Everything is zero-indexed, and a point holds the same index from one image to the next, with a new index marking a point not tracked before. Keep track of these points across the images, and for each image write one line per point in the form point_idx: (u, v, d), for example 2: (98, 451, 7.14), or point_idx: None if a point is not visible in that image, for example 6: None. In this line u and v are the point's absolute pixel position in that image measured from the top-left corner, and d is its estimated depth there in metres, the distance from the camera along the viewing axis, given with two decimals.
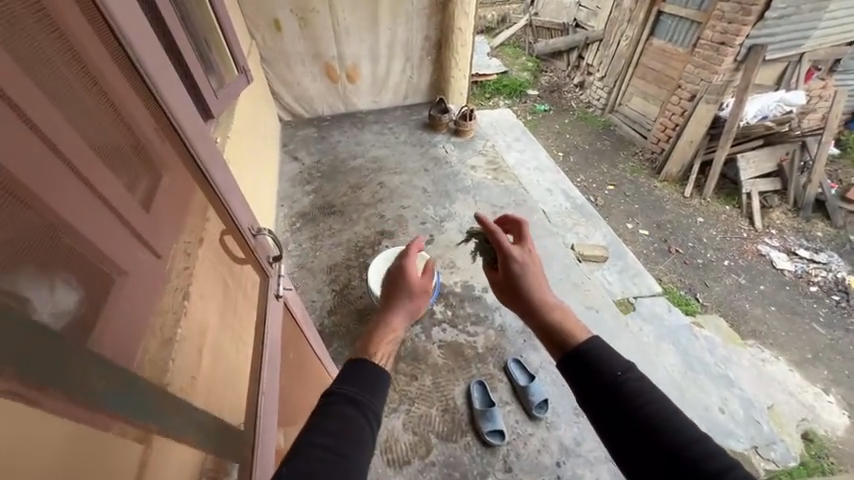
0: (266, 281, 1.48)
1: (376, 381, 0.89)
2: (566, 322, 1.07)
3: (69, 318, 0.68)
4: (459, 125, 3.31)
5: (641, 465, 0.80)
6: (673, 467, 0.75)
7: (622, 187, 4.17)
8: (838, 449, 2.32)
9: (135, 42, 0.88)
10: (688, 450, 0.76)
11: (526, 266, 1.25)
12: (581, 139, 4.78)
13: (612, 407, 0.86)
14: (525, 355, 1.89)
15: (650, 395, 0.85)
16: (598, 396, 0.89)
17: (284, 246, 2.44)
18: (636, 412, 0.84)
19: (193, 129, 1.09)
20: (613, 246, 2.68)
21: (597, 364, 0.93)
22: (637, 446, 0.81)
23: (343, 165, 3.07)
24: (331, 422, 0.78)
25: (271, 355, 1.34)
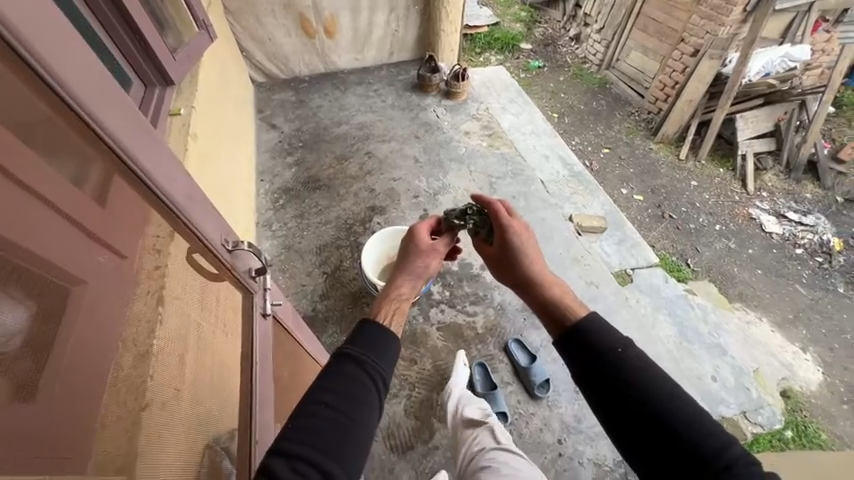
0: (251, 300, 1.30)
1: (382, 343, 1.01)
2: (562, 297, 1.07)
3: (21, 336, 0.61)
4: (451, 86, 3.05)
5: (639, 441, 0.84)
6: (665, 440, 0.81)
7: (618, 150, 4.03)
8: (812, 403, 2.47)
9: (38, 27, 0.61)
10: (686, 428, 0.80)
11: (524, 238, 1.21)
12: (577, 98, 4.53)
13: (604, 381, 0.89)
14: (525, 334, 1.87)
15: (648, 372, 0.87)
16: (590, 370, 0.92)
17: (267, 226, 2.28)
18: (627, 387, 0.87)
19: (134, 136, 0.84)
20: (611, 216, 2.60)
21: (589, 341, 0.94)
22: (626, 415, 0.86)
23: (326, 133, 2.83)
24: (335, 385, 0.92)
25: (262, 372, 1.26)
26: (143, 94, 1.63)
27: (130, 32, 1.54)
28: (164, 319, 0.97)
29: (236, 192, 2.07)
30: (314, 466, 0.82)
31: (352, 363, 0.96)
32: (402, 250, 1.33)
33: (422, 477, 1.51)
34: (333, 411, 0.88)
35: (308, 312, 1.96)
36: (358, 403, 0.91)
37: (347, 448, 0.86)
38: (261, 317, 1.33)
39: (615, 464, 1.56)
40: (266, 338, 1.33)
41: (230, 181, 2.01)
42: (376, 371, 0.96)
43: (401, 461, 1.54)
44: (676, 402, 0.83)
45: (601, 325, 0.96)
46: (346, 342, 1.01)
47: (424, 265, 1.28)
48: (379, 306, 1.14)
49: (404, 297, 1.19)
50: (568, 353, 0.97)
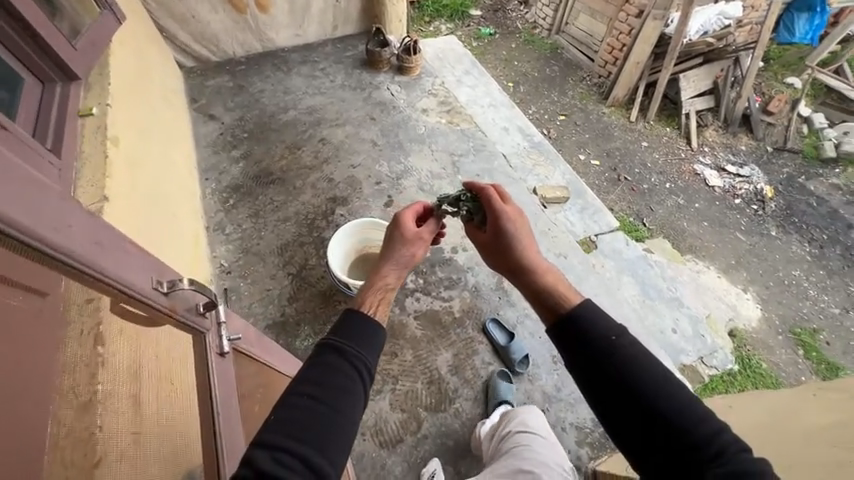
0: (204, 339, 1.17)
1: (366, 333, 1.04)
2: (557, 288, 1.06)
3: None
4: (403, 61, 2.89)
5: (626, 423, 0.87)
6: (647, 419, 0.85)
7: (573, 116, 4.08)
8: (753, 338, 2.76)
9: None
10: (678, 414, 0.84)
11: (519, 227, 1.21)
12: (531, 65, 4.48)
13: (594, 366, 0.92)
14: (501, 312, 1.89)
15: (639, 360, 0.90)
16: (578, 353, 0.95)
17: (219, 230, 2.09)
18: (614, 371, 0.90)
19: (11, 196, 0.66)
20: (573, 185, 2.64)
21: (584, 330, 0.95)
22: (616, 399, 0.88)
23: (273, 120, 2.60)
24: (318, 377, 0.96)
25: (225, 409, 1.15)
26: (41, 92, 1.37)
27: (11, 21, 1.27)
28: (107, 360, 0.91)
29: (175, 212, 1.76)
30: (296, 456, 0.86)
31: (336, 354, 1.00)
32: (388, 237, 1.31)
33: (415, 467, 1.53)
34: (314, 400, 0.92)
35: (278, 318, 1.85)
36: (341, 394, 0.94)
37: (332, 442, 0.90)
38: (219, 356, 1.21)
39: (594, 425, 1.66)
40: (227, 374, 1.22)
41: (166, 203, 1.69)
42: (359, 361, 1.00)
43: (392, 456, 1.54)
44: (667, 390, 0.86)
45: (595, 313, 0.97)
46: (329, 332, 1.04)
47: (410, 253, 1.28)
48: (365, 294, 1.16)
49: (390, 287, 1.19)
50: (557, 339, 0.99)
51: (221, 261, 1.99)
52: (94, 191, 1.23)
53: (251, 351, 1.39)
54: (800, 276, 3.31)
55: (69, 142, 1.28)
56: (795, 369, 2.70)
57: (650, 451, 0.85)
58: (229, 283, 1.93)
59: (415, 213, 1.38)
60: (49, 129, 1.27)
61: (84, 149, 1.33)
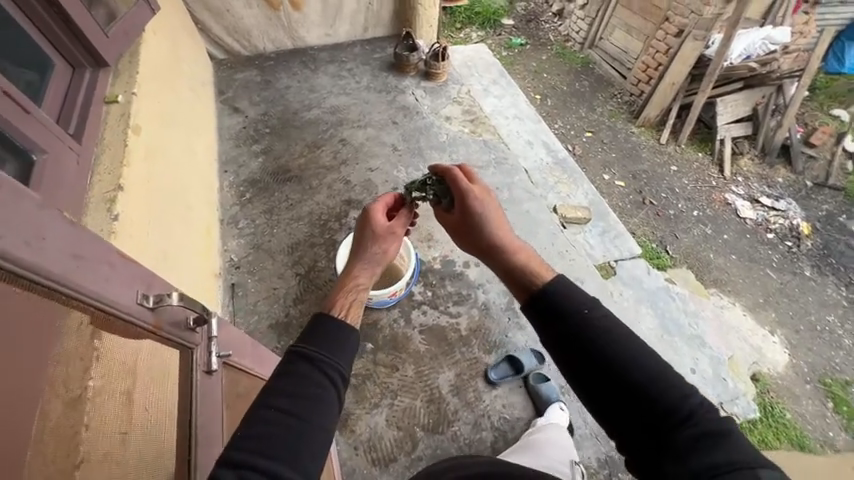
0: (191, 355, 1.13)
1: (336, 340, 1.04)
2: (528, 267, 1.11)
3: None
4: (430, 66, 2.86)
5: (603, 397, 0.89)
6: (623, 391, 0.86)
7: (600, 134, 3.96)
8: (777, 384, 2.57)
9: None
10: (651, 383, 0.85)
11: (487, 209, 1.27)
12: (561, 78, 4.38)
13: (569, 343, 0.94)
14: (510, 334, 1.82)
15: (609, 331, 0.92)
16: (553, 330, 0.97)
17: (232, 223, 2.08)
18: (587, 344, 0.92)
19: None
20: (595, 206, 2.55)
21: (557, 306, 0.98)
22: (592, 374, 0.90)
23: (296, 117, 2.60)
24: (286, 387, 0.96)
25: (204, 425, 1.10)
26: (71, 77, 1.39)
27: (44, 4, 1.29)
28: (102, 353, 0.86)
29: (189, 205, 1.73)
30: (264, 472, 0.84)
31: (306, 363, 0.99)
32: (359, 234, 1.38)
33: None
34: (284, 413, 0.92)
35: (282, 318, 1.81)
36: (314, 402, 0.95)
37: (303, 455, 0.89)
38: (204, 374, 1.16)
39: (600, 466, 1.56)
40: (211, 392, 1.16)
41: (181, 197, 1.66)
42: (331, 369, 1.00)
43: (383, 476, 1.48)
44: (640, 361, 0.88)
45: (566, 288, 1.00)
46: (298, 340, 1.05)
47: (382, 250, 1.36)
48: (336, 296, 1.19)
49: (362, 286, 1.26)
50: (530, 313, 1.03)
51: (231, 255, 1.97)
52: (108, 179, 1.22)
53: (241, 364, 1.37)
54: (834, 322, 3.10)
55: (91, 129, 1.29)
56: (822, 423, 2.51)
57: (628, 422, 0.87)
58: (237, 278, 1.90)
59: (387, 206, 1.45)
60: (72, 115, 1.28)
61: (104, 136, 1.32)
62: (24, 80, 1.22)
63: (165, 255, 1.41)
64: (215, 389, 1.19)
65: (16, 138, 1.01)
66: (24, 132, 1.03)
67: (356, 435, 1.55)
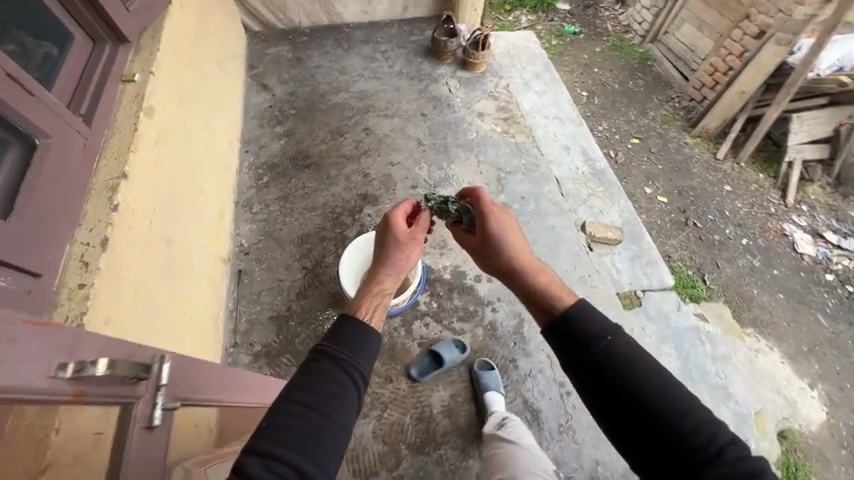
0: (130, 411, 0.85)
1: (358, 342, 1.07)
2: (553, 289, 1.15)
3: None
4: (468, 55, 2.66)
5: (630, 429, 0.93)
6: (648, 426, 0.91)
7: (649, 141, 3.62)
8: (806, 444, 2.31)
9: None
10: (678, 419, 0.90)
11: (508, 228, 1.29)
12: (613, 74, 3.98)
13: (593, 374, 0.99)
14: (516, 361, 1.74)
15: (633, 362, 0.96)
16: (579, 359, 1.01)
17: (247, 207, 2.06)
18: (612, 374, 0.96)
19: None
20: (629, 226, 2.36)
21: (580, 335, 1.02)
22: (618, 405, 0.94)
23: (322, 100, 2.51)
24: (309, 382, 1.00)
25: None
26: (91, 52, 1.36)
27: None
28: None
29: (201, 188, 1.69)
30: (288, 463, 0.90)
31: (329, 360, 1.03)
32: (381, 242, 1.37)
33: None
34: (306, 408, 0.96)
35: (283, 312, 1.79)
36: (336, 400, 0.99)
37: (323, 451, 0.94)
38: (145, 431, 0.87)
39: None
40: (153, 453, 0.88)
41: (193, 180, 1.63)
42: (353, 369, 1.04)
43: None
44: (665, 393, 0.92)
45: (589, 315, 1.03)
46: (323, 338, 1.09)
47: (404, 255, 1.34)
48: (364, 297, 1.21)
49: (387, 291, 1.26)
50: (550, 337, 1.08)
51: (242, 240, 1.95)
52: (114, 165, 1.19)
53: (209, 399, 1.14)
54: None
55: (103, 109, 1.26)
56: None
57: (653, 456, 0.91)
58: (244, 265, 1.89)
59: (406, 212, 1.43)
60: (85, 94, 1.25)
61: (116, 117, 1.30)
62: (40, 53, 1.20)
63: (169, 242, 1.37)
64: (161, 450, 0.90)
65: (16, 121, 0.98)
66: (19, 111, 0.98)
67: None
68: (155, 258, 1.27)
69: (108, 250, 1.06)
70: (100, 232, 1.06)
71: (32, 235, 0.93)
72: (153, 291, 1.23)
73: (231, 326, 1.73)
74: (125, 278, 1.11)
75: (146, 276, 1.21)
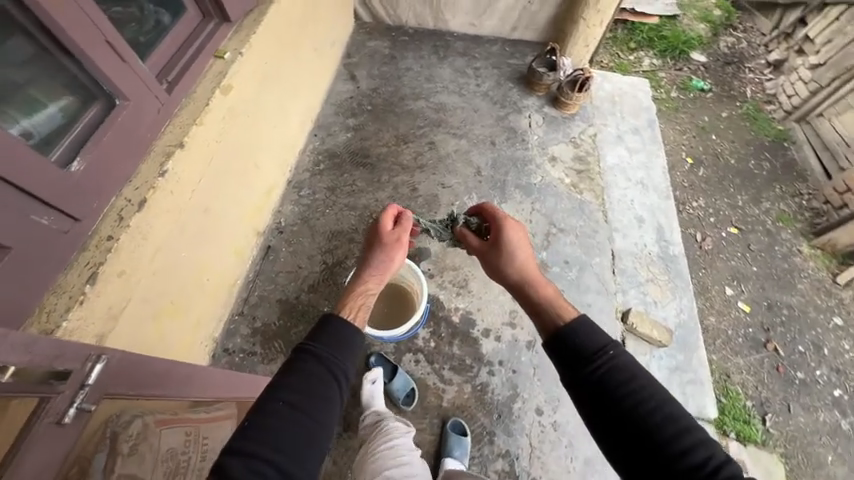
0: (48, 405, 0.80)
1: (345, 341, 1.11)
2: (561, 303, 1.16)
3: None
4: (562, 94, 2.47)
5: (624, 448, 0.92)
6: (644, 444, 0.89)
7: (751, 236, 3.07)
8: None
9: None
10: (671, 437, 0.87)
11: (520, 242, 1.33)
12: (732, 147, 3.43)
13: (590, 389, 0.98)
14: (494, 436, 1.60)
15: (630, 374, 0.96)
16: (577, 374, 1.01)
17: (296, 189, 2.15)
18: (613, 391, 0.95)
19: None
20: (682, 329, 2.07)
21: (579, 346, 1.03)
22: (614, 423, 0.93)
23: (400, 103, 2.51)
24: (293, 380, 1.01)
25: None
26: (197, 24, 1.50)
27: None
28: (88, 299, 1.02)
29: (257, 165, 1.82)
30: (271, 462, 0.89)
31: (314, 360, 1.06)
32: (370, 245, 1.38)
33: None
34: (290, 407, 0.97)
35: (291, 299, 1.85)
36: (321, 399, 1.01)
37: (306, 449, 0.95)
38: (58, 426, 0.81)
39: None
40: (53, 456, 0.80)
41: (250, 156, 1.73)
42: (337, 368, 1.07)
43: None
44: (666, 413, 0.90)
45: (591, 328, 1.04)
46: (308, 338, 1.11)
47: (388, 258, 1.34)
48: (348, 298, 1.26)
49: (371, 293, 1.29)
50: (552, 351, 1.08)
51: (280, 219, 2.05)
52: (178, 134, 1.32)
53: (153, 391, 1.07)
54: None
55: (187, 80, 1.39)
56: None
57: None
58: (274, 242, 1.99)
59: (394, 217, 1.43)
60: (177, 63, 1.38)
61: (196, 89, 1.42)
62: (154, 20, 1.35)
63: (207, 210, 1.49)
64: (63, 454, 0.82)
65: (106, 83, 1.12)
66: (109, 75, 1.11)
67: None
68: (188, 222, 1.38)
69: (144, 211, 1.17)
70: (142, 193, 1.18)
71: (84, 184, 1.04)
72: (178, 251, 1.35)
73: (243, 296, 1.83)
74: (154, 236, 1.22)
75: (174, 237, 1.32)
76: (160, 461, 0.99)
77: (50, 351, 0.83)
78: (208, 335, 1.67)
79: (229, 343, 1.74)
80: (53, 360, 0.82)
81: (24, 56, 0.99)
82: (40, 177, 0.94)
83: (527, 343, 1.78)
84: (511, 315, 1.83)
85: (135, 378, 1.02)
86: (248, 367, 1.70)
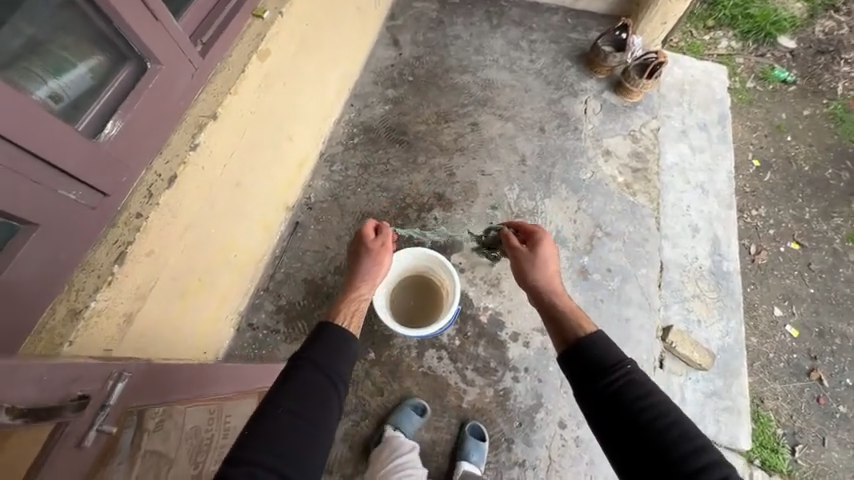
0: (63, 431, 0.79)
1: (343, 346, 1.10)
2: (578, 317, 1.18)
3: None
4: (627, 79, 2.19)
5: (638, 465, 0.89)
6: (661, 461, 0.87)
7: (812, 254, 2.78)
8: None
9: None
10: (689, 455, 0.86)
11: (549, 255, 1.38)
12: (808, 151, 3.04)
13: (606, 401, 0.97)
14: (512, 444, 1.56)
15: (647, 389, 0.95)
16: (593, 387, 1.00)
17: (328, 163, 2.03)
18: (631, 405, 0.94)
19: None
20: (725, 353, 1.92)
21: (597, 359, 1.02)
22: (629, 438, 0.92)
23: (444, 75, 2.29)
24: (292, 389, 1.00)
25: None
26: None
27: None
28: (117, 279, 1.00)
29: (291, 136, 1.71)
30: (275, 469, 0.88)
31: (312, 368, 1.04)
32: (355, 255, 1.42)
33: None
34: (290, 415, 0.96)
35: (316, 279, 1.81)
36: (319, 404, 1.00)
37: (310, 452, 0.94)
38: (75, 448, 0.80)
39: None
40: (69, 479, 0.79)
41: (282, 128, 1.61)
42: (332, 372, 1.06)
43: None
44: (684, 429, 0.90)
45: (609, 342, 1.05)
46: (305, 345, 1.10)
47: (375, 263, 1.39)
48: (343, 305, 1.29)
49: (364, 299, 1.33)
50: (568, 362, 1.07)
51: (310, 194, 1.96)
52: (210, 103, 1.23)
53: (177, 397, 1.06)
54: None
55: (223, 43, 1.27)
56: None
57: None
58: (303, 219, 1.91)
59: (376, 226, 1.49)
60: (214, 21, 1.25)
61: (232, 53, 1.31)
62: None
63: (238, 185, 1.41)
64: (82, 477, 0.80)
65: (138, 45, 1.02)
66: (142, 37, 1.01)
67: None
68: (217, 196, 1.31)
69: (174, 188, 1.11)
70: (173, 168, 1.12)
71: (114, 157, 0.98)
72: (208, 224, 1.31)
73: (270, 271, 1.80)
74: (183, 213, 1.17)
75: (204, 213, 1.26)
76: (183, 439, 1.01)
77: (68, 376, 0.82)
78: (234, 308, 1.66)
79: (254, 318, 1.73)
80: (69, 385, 0.81)
81: (51, 11, 0.89)
82: (68, 152, 0.88)
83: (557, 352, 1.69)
84: None
85: (154, 388, 1.00)
86: (271, 345, 1.69)
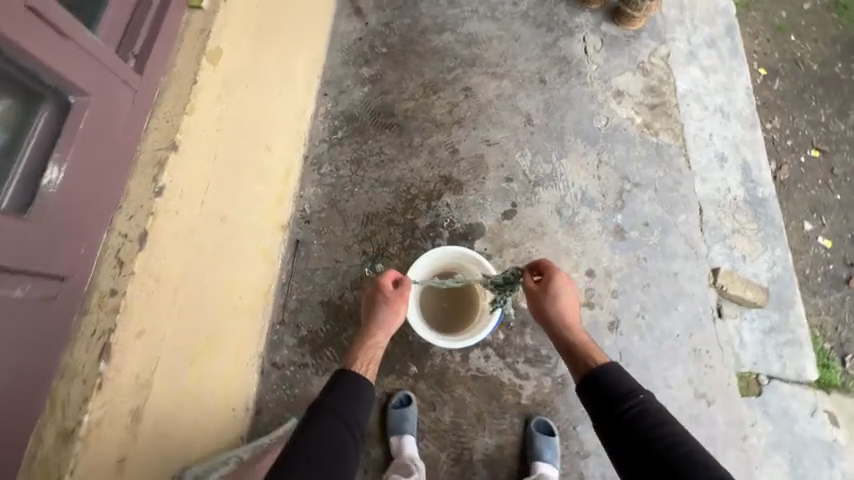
0: None
1: (360, 394, 1.17)
2: (591, 346, 1.23)
3: None
4: (627, 4, 1.93)
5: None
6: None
7: (834, 158, 2.64)
8: None
9: None
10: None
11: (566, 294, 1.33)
12: (815, 48, 2.82)
13: (620, 429, 1.04)
14: (582, 430, 1.47)
15: (659, 418, 1.02)
16: (608, 415, 1.08)
17: (316, 166, 1.79)
18: (645, 433, 1.01)
19: None
20: (776, 285, 1.81)
21: (612, 391, 1.10)
22: (644, 463, 0.99)
23: (421, 38, 2.00)
24: (314, 437, 1.05)
25: None
26: None
27: None
28: (108, 379, 0.83)
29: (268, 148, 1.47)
30: None
31: (331, 415, 1.10)
32: (370, 300, 1.40)
33: None
34: (309, 463, 1.01)
35: (334, 299, 1.63)
36: (339, 452, 1.06)
37: None
38: None
39: None
40: None
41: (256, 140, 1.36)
42: (352, 420, 1.12)
43: None
44: (697, 458, 0.95)
45: (621, 374, 1.12)
46: (326, 392, 1.16)
47: (391, 312, 1.36)
48: (358, 351, 1.32)
49: (379, 347, 1.34)
50: (584, 392, 1.15)
51: (304, 205, 1.74)
52: (166, 130, 0.99)
53: None
54: None
55: (159, 52, 1.01)
56: None
57: None
58: (302, 235, 1.70)
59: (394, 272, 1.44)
60: (142, 26, 0.98)
61: (176, 62, 1.06)
62: None
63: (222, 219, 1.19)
64: None
65: (48, 79, 0.79)
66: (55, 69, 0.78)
67: (369, 458, 1.47)
68: (206, 240, 1.11)
69: (148, 247, 0.92)
70: (140, 223, 0.91)
71: (58, 230, 0.79)
72: (202, 275, 1.11)
73: (281, 301, 1.61)
74: (170, 274, 0.98)
75: (192, 263, 1.05)
76: None
77: None
78: (252, 352, 1.49)
79: (276, 356, 1.56)
80: None
81: None
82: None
83: (608, 323, 1.56)
84: (587, 294, 1.60)
85: None
86: (303, 381, 1.53)
